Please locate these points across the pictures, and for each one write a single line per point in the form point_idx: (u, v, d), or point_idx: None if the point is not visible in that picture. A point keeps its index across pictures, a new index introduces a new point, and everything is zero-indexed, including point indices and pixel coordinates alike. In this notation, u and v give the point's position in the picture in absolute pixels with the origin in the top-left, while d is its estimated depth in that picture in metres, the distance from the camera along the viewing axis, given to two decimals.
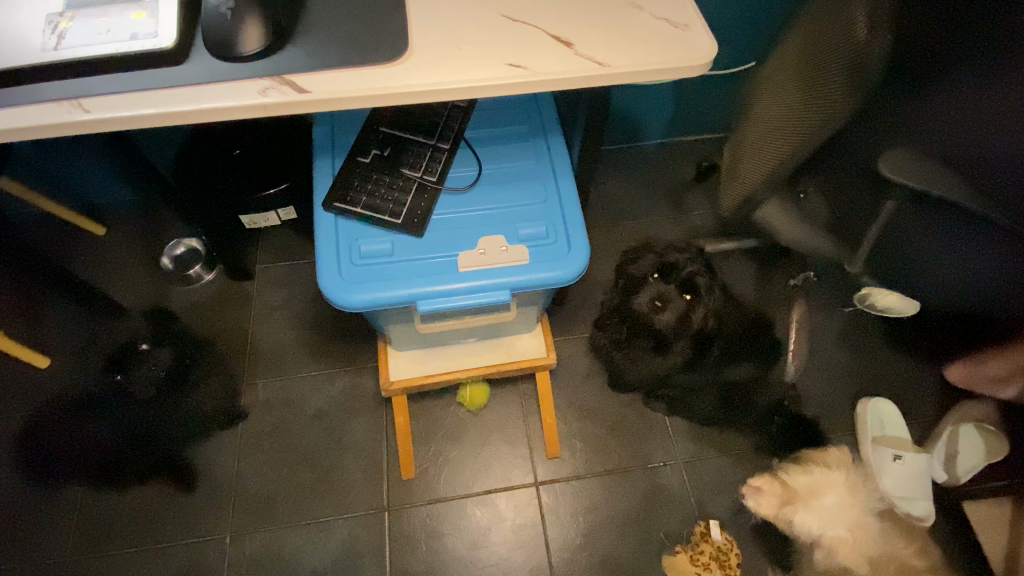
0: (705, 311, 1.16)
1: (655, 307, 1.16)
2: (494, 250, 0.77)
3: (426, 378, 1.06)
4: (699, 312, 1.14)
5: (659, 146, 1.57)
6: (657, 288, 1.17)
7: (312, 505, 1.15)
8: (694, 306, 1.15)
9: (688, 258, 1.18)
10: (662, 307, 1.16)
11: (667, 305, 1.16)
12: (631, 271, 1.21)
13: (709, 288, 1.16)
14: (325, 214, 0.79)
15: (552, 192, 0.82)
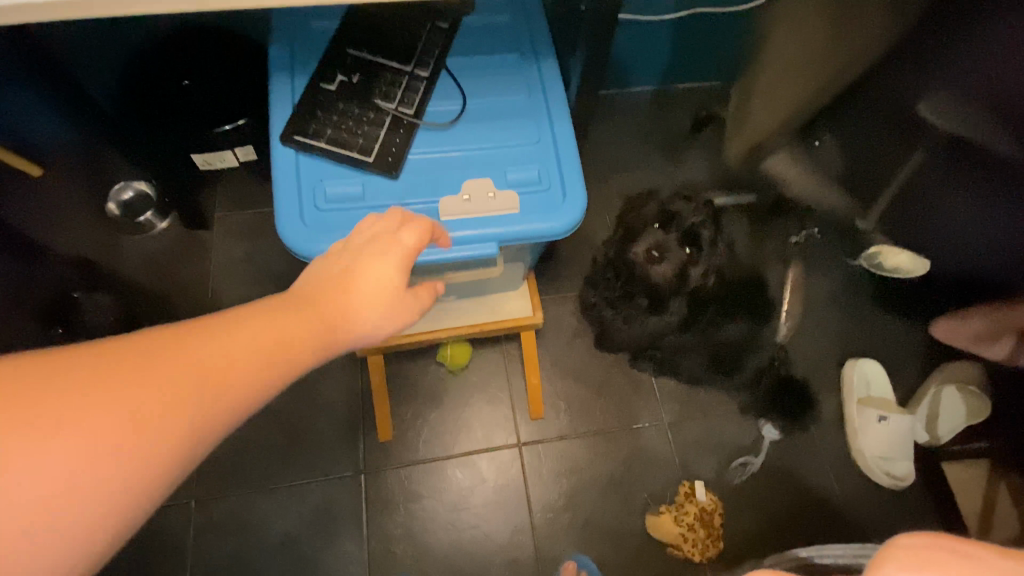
0: (707, 268, 1.06)
1: (651, 258, 1.06)
2: (481, 196, 0.68)
3: (403, 338, 0.99)
4: (699, 268, 1.05)
5: (655, 92, 1.46)
6: (655, 237, 1.06)
7: (283, 467, 1.09)
8: (695, 262, 1.04)
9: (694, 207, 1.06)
10: (659, 258, 1.05)
11: (665, 256, 1.05)
12: (631, 218, 1.11)
13: (714, 241, 1.06)
14: (284, 149, 0.68)
15: (544, 131, 0.73)
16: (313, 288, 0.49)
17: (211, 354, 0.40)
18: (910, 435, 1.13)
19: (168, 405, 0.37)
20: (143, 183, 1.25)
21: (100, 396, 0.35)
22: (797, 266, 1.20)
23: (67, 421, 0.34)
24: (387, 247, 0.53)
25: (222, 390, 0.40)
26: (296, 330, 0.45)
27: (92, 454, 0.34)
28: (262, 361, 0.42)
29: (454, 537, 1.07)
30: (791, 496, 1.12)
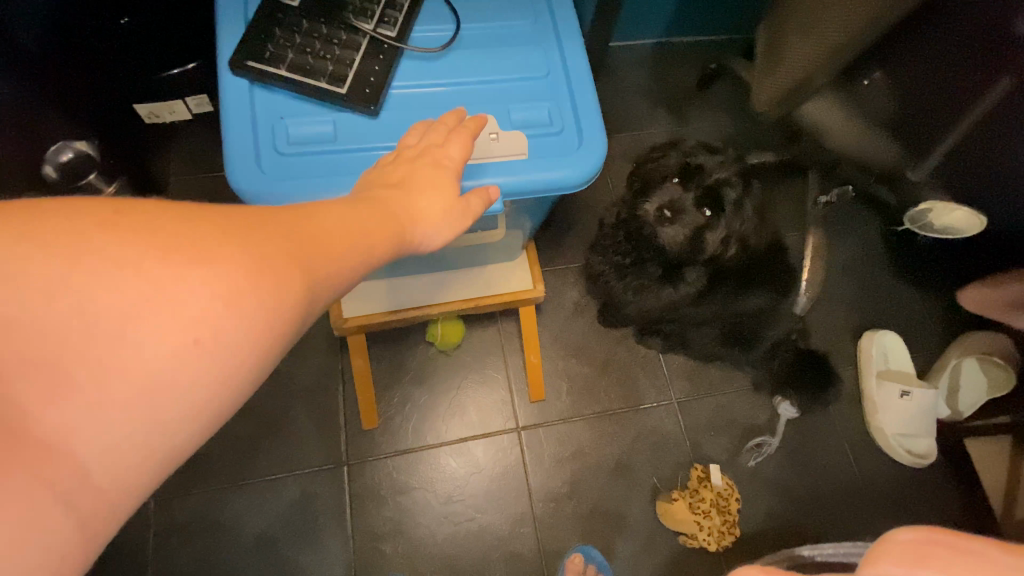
0: (731, 232, 0.90)
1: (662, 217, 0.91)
2: (480, 137, 0.56)
3: (388, 315, 0.87)
4: (719, 231, 0.89)
5: (657, 46, 1.33)
6: (671, 195, 0.91)
7: (255, 461, 0.98)
8: (712, 225, 0.89)
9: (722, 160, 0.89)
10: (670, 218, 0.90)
11: (678, 217, 0.90)
12: (647, 170, 0.95)
13: (740, 203, 0.89)
14: (236, 79, 0.55)
15: (554, 62, 0.61)
16: (382, 182, 0.45)
17: (313, 228, 0.36)
18: (933, 410, 1.06)
19: (272, 275, 0.32)
20: (84, 144, 0.88)
21: (214, 243, 0.31)
22: (819, 232, 1.07)
23: (184, 265, 0.30)
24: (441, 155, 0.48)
25: (328, 262, 0.35)
26: (385, 217, 0.41)
27: (213, 306, 0.30)
28: (363, 241, 0.38)
29: (449, 532, 0.97)
30: (807, 477, 1.05)
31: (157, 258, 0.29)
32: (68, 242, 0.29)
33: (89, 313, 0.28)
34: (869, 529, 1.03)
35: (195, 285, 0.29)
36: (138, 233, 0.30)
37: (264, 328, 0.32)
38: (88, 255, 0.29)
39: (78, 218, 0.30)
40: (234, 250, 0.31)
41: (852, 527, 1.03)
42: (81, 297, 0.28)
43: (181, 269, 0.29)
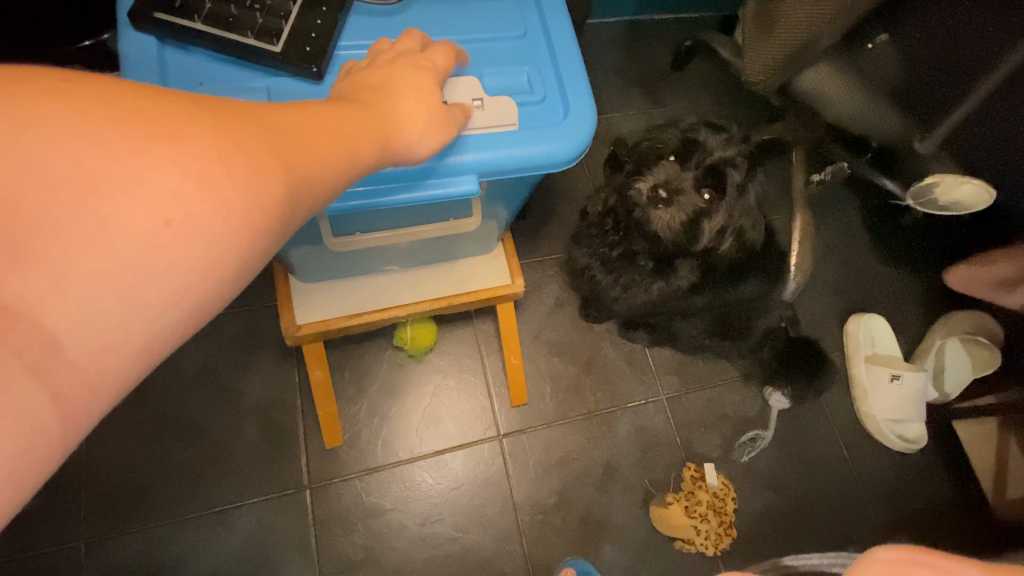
0: (727, 221, 0.84)
1: (656, 200, 0.83)
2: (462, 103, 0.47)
3: (349, 319, 0.77)
4: (717, 219, 0.83)
5: (629, 27, 1.27)
6: (668, 176, 0.83)
7: (202, 490, 0.86)
8: (711, 212, 0.82)
9: (722, 142, 0.83)
10: (665, 202, 0.82)
11: (675, 199, 0.82)
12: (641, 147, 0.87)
13: (743, 186, 0.83)
14: (140, 37, 0.44)
15: (532, 21, 0.53)
16: (358, 86, 0.39)
17: (302, 124, 0.31)
18: (923, 393, 1.03)
19: (246, 161, 0.27)
20: None
21: (182, 120, 0.26)
22: (807, 213, 1.01)
23: (158, 135, 0.25)
24: (421, 64, 0.42)
25: (317, 159, 0.31)
26: (372, 119, 0.35)
27: (189, 180, 0.25)
28: (355, 145, 0.33)
29: (428, 555, 0.88)
30: (801, 471, 1.01)
31: (109, 129, 0.25)
32: (10, 107, 0.24)
33: (38, 179, 0.23)
34: (864, 519, 1.00)
35: (166, 159, 0.25)
36: (93, 103, 0.25)
37: (248, 217, 0.27)
38: (36, 120, 0.24)
39: (22, 84, 0.25)
40: (207, 125, 0.27)
41: (846, 518, 1.00)
42: (27, 160, 0.23)
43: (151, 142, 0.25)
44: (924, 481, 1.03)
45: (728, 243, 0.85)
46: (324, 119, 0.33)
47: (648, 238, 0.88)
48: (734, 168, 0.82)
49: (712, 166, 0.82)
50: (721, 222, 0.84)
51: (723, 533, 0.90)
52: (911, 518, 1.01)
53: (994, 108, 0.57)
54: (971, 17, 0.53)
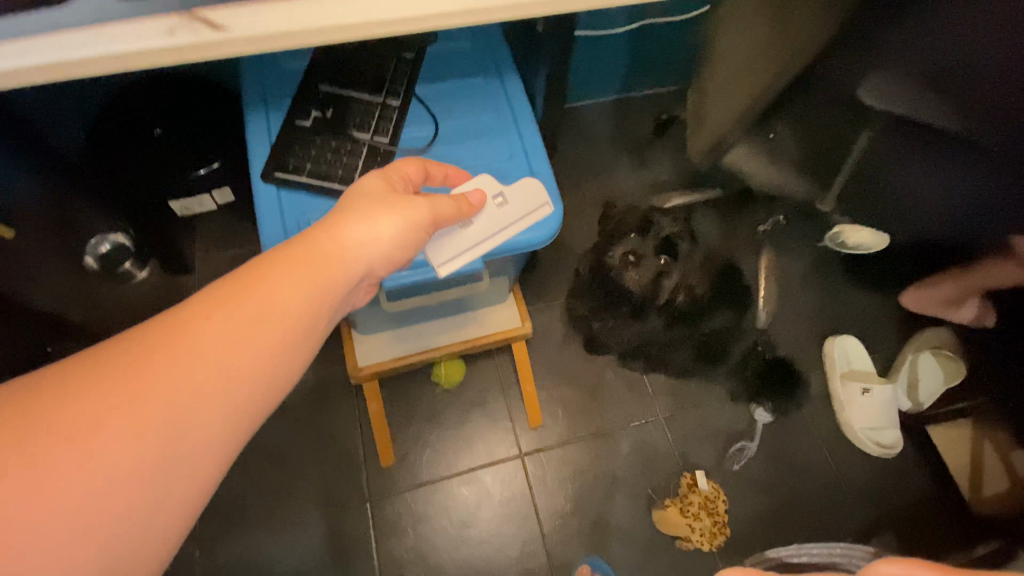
0: (679, 279, 1.22)
1: (627, 263, 1.23)
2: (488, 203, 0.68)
3: (397, 361, 1.00)
4: (671, 277, 1.21)
5: (617, 100, 1.50)
6: (633, 247, 1.24)
7: (286, 503, 1.08)
8: (666, 272, 1.21)
9: (670, 222, 1.26)
10: (634, 264, 1.22)
11: (640, 263, 1.23)
12: (609, 230, 1.29)
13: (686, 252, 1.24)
14: (266, 186, 0.70)
15: (516, 146, 0.77)
16: (311, 230, 0.50)
17: (240, 316, 0.41)
18: (894, 402, 1.17)
19: (180, 352, 0.38)
20: (121, 235, 1.09)
21: (120, 357, 0.38)
22: (770, 251, 1.26)
23: (102, 379, 0.36)
24: (401, 180, 0.60)
25: (243, 330, 0.41)
26: (311, 276, 0.46)
27: (137, 390, 0.36)
28: (294, 306, 0.44)
29: (466, 554, 1.07)
30: (788, 475, 1.15)
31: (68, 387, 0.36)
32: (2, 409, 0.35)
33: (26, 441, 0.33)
34: (850, 518, 1.13)
35: (111, 390, 0.36)
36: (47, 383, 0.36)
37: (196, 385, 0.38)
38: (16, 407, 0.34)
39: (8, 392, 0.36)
40: (138, 350, 0.38)
41: (832, 516, 1.13)
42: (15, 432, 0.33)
43: (117, 404, 0.36)
44: (903, 482, 1.15)
45: (681, 295, 1.21)
46: (258, 299, 0.43)
47: (628, 294, 1.21)
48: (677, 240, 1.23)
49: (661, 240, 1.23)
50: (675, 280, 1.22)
51: (716, 529, 1.06)
52: (894, 516, 1.12)
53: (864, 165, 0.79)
54: (823, 113, 0.77)
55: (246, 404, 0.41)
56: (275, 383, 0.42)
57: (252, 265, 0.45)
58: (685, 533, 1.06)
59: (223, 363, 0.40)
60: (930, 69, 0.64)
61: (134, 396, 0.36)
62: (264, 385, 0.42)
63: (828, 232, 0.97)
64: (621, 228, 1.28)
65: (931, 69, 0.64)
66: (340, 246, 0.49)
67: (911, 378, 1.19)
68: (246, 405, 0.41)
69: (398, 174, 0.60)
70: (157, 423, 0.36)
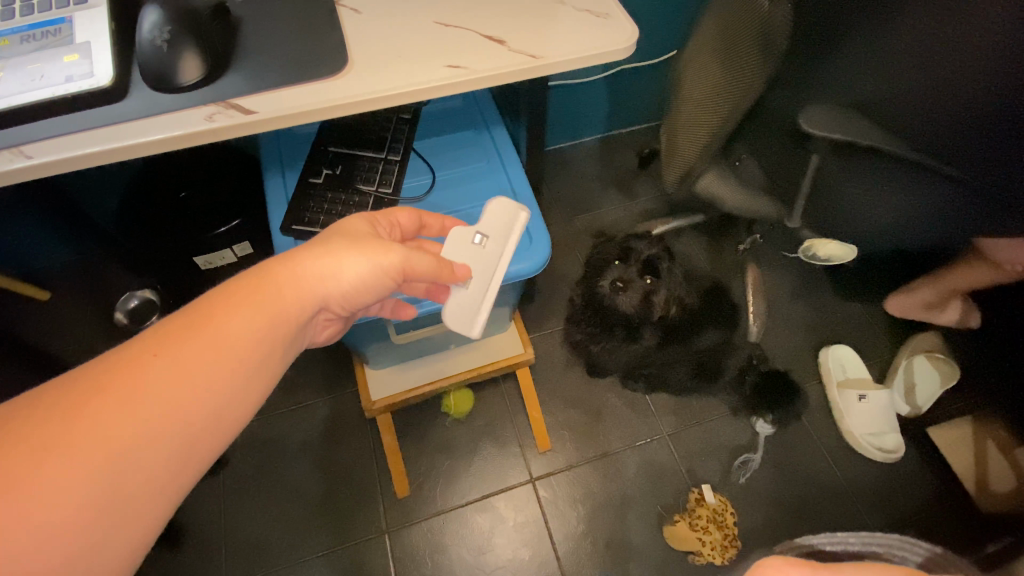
0: (668, 294, 1.23)
1: (616, 289, 1.25)
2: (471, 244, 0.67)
3: (407, 393, 1.06)
4: (661, 294, 1.22)
5: (602, 139, 1.61)
6: (618, 272, 1.26)
7: (309, 538, 1.12)
8: (655, 290, 1.22)
9: (649, 245, 1.27)
10: (624, 288, 1.24)
11: (628, 287, 1.24)
12: (592, 261, 1.33)
13: (671, 269, 1.24)
14: (284, 238, 0.79)
15: (506, 187, 0.85)
16: (269, 265, 0.51)
17: (192, 354, 0.43)
18: (891, 408, 1.20)
19: (143, 385, 0.40)
20: (148, 290, 1.25)
21: (85, 388, 0.39)
22: (755, 267, 1.34)
23: (68, 410, 0.38)
24: (389, 224, 0.65)
25: (205, 362, 0.43)
26: (266, 315, 0.48)
27: (102, 420, 0.38)
28: (250, 342, 0.46)
29: None
30: (795, 485, 1.18)
31: (35, 416, 0.37)
32: None
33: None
34: (861, 525, 1.14)
35: (78, 420, 0.37)
36: (19, 411, 0.37)
37: (160, 415, 0.40)
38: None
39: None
40: (103, 382, 0.39)
41: (843, 524, 1.14)
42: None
43: (64, 446, 0.36)
44: (910, 487, 1.17)
45: (673, 309, 1.24)
46: (211, 337, 0.44)
47: (621, 317, 1.25)
48: (660, 259, 1.24)
49: (646, 260, 1.25)
50: (665, 298, 1.23)
51: (727, 543, 1.07)
52: (905, 521, 1.14)
53: (825, 179, 0.86)
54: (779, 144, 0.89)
55: (199, 438, 0.42)
56: (230, 417, 0.44)
57: (206, 303, 0.46)
58: (696, 547, 1.07)
59: (175, 401, 0.41)
60: (857, 99, 0.75)
61: (84, 437, 0.37)
62: (218, 418, 0.43)
63: (801, 244, 1.02)
64: (605, 256, 1.31)
65: (855, 100, 0.75)
66: (299, 282, 0.51)
67: (908, 382, 1.23)
68: (199, 439, 0.42)
69: (387, 220, 0.66)
70: (109, 463, 0.37)
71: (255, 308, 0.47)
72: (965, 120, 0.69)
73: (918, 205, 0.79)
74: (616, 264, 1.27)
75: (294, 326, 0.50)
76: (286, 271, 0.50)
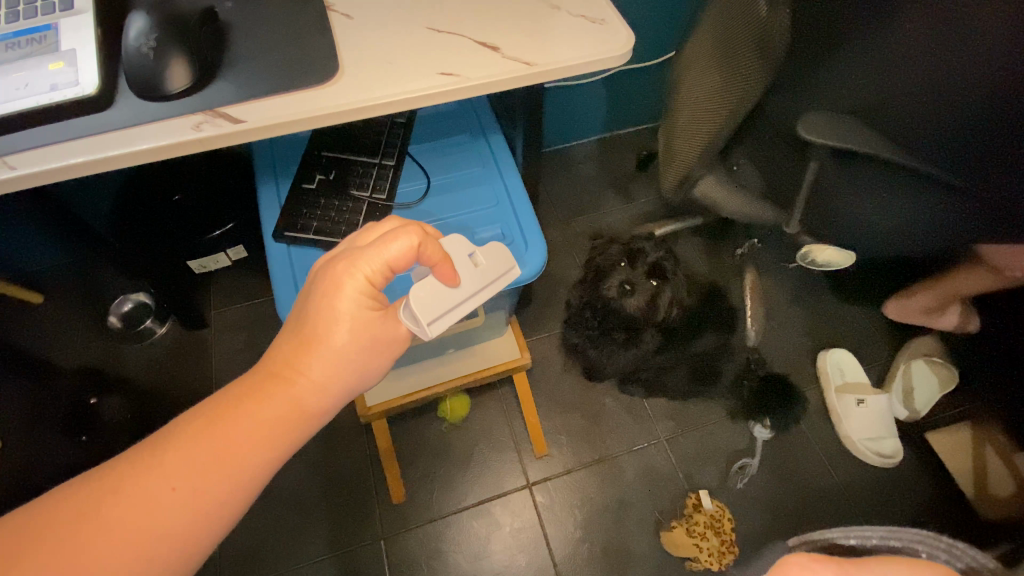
0: (672, 298, 1.20)
1: (624, 292, 1.19)
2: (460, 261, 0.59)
3: (403, 399, 1.05)
4: (665, 297, 1.19)
5: (599, 141, 1.60)
6: (625, 273, 1.20)
7: (303, 545, 1.11)
8: (660, 294, 1.18)
9: (654, 246, 1.22)
10: (631, 291, 1.19)
11: (635, 289, 1.19)
12: (597, 261, 1.25)
13: (674, 273, 1.21)
14: (277, 244, 0.78)
15: (501, 192, 0.85)
16: (284, 350, 0.49)
17: (201, 462, 0.43)
18: (889, 412, 1.20)
19: (162, 485, 0.42)
20: (141, 294, 1.29)
21: (110, 485, 0.42)
22: (753, 271, 1.32)
23: (94, 508, 0.40)
24: (383, 274, 0.52)
25: (221, 460, 0.44)
26: (281, 408, 0.47)
27: (126, 519, 0.41)
28: (248, 450, 0.45)
29: None
30: (793, 491, 1.17)
31: (67, 512, 0.40)
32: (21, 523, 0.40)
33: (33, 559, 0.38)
34: None
35: (105, 517, 0.40)
36: (54, 505, 0.41)
37: (177, 512, 0.42)
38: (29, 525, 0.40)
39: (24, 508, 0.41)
40: (126, 481, 0.42)
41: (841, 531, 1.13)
42: (25, 551, 0.38)
43: (86, 545, 0.39)
44: (909, 492, 1.16)
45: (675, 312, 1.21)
46: (225, 437, 0.45)
47: (622, 320, 1.21)
48: (666, 263, 1.20)
49: (652, 263, 1.20)
50: (668, 301, 1.20)
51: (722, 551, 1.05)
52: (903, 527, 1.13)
53: (825, 186, 0.84)
54: (778, 151, 0.89)
55: (189, 548, 0.43)
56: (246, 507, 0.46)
57: (215, 404, 0.46)
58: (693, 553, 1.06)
59: (188, 505, 0.42)
60: (862, 105, 0.74)
61: (102, 540, 0.40)
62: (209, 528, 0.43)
63: (799, 250, 1.01)
64: (610, 258, 1.23)
65: (861, 106, 0.73)
66: (313, 376, 0.49)
67: (906, 387, 1.22)
68: (210, 537, 0.44)
69: (381, 268, 0.51)
70: (127, 563, 0.40)
71: (269, 406, 0.46)
72: (964, 128, 0.69)
73: (919, 210, 0.78)
74: (623, 264, 1.21)
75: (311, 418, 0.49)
76: (292, 367, 0.48)
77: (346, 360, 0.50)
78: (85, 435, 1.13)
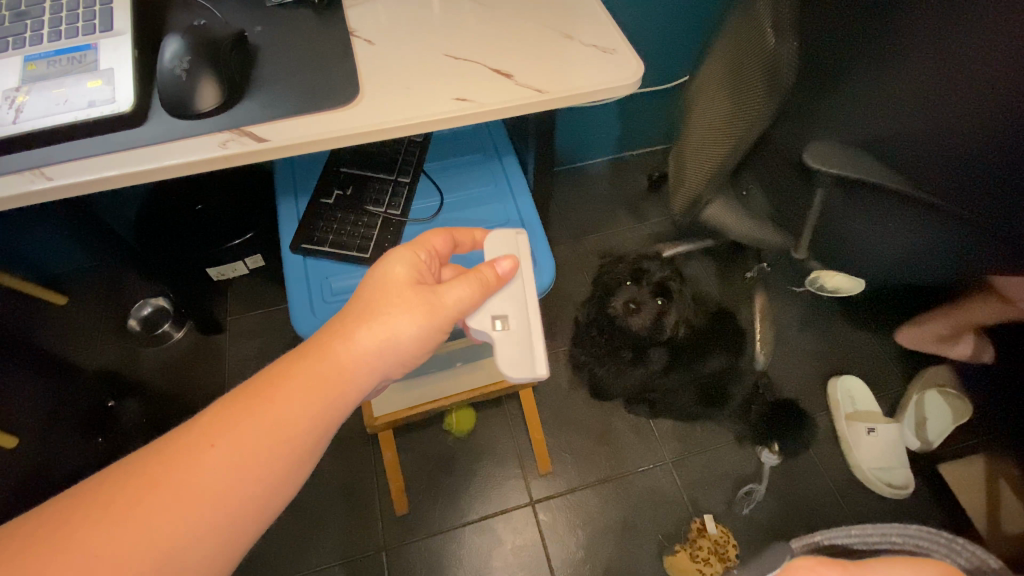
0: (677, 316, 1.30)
1: (630, 310, 1.32)
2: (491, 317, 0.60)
3: (410, 410, 1.06)
4: (670, 315, 1.30)
5: (611, 161, 1.61)
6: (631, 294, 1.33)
7: (305, 555, 1.12)
8: (666, 310, 1.30)
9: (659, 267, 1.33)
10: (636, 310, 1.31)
11: (641, 307, 1.31)
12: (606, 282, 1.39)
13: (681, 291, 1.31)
14: (293, 255, 0.81)
15: (512, 211, 0.86)
16: (326, 333, 0.52)
17: (246, 435, 0.46)
18: (900, 442, 1.17)
19: (211, 456, 0.45)
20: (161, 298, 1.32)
21: (164, 456, 0.45)
22: (763, 295, 1.31)
23: (149, 477, 0.43)
24: (428, 255, 0.61)
25: (264, 433, 0.47)
26: (320, 387, 0.49)
27: (179, 486, 0.43)
28: (295, 432, 0.48)
29: None
30: (800, 520, 1.15)
31: (124, 481, 0.43)
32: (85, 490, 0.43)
33: (95, 522, 0.41)
34: None
35: (159, 484, 0.43)
36: (114, 475, 0.44)
37: (224, 483, 0.45)
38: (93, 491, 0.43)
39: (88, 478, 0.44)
40: (179, 452, 0.45)
41: None
42: (86, 515, 0.41)
43: (140, 510, 0.42)
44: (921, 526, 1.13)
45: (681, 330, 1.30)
46: (269, 414, 0.47)
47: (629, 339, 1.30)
48: (671, 282, 1.31)
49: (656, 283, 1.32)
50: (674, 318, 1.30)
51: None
52: None
53: (837, 205, 0.82)
54: (786, 178, 0.89)
55: (234, 519, 0.45)
56: (286, 483, 0.48)
57: (256, 386, 0.49)
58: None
59: (235, 476, 0.45)
60: (873, 136, 0.74)
61: (156, 506, 0.42)
62: (264, 505, 0.47)
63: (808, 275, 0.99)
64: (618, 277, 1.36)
65: (868, 138, 0.74)
66: (352, 355, 0.51)
67: (918, 417, 1.20)
68: (252, 510, 0.46)
69: (425, 250, 0.61)
70: (179, 527, 0.43)
71: (309, 384, 0.49)
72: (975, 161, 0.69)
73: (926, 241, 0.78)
74: (628, 284, 1.34)
75: (348, 398, 0.51)
76: (330, 347, 0.51)
77: (383, 342, 0.52)
78: (101, 434, 1.15)
